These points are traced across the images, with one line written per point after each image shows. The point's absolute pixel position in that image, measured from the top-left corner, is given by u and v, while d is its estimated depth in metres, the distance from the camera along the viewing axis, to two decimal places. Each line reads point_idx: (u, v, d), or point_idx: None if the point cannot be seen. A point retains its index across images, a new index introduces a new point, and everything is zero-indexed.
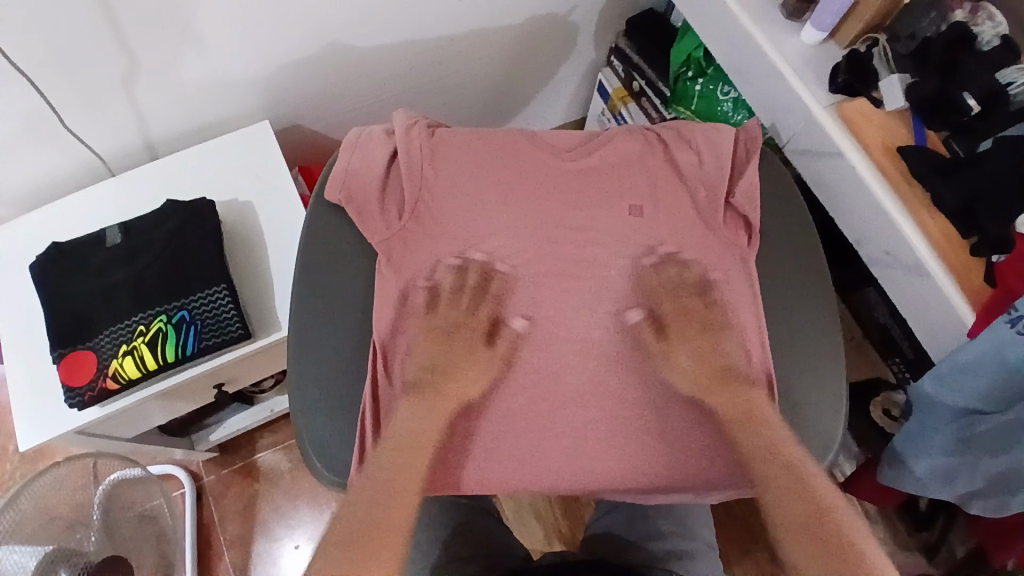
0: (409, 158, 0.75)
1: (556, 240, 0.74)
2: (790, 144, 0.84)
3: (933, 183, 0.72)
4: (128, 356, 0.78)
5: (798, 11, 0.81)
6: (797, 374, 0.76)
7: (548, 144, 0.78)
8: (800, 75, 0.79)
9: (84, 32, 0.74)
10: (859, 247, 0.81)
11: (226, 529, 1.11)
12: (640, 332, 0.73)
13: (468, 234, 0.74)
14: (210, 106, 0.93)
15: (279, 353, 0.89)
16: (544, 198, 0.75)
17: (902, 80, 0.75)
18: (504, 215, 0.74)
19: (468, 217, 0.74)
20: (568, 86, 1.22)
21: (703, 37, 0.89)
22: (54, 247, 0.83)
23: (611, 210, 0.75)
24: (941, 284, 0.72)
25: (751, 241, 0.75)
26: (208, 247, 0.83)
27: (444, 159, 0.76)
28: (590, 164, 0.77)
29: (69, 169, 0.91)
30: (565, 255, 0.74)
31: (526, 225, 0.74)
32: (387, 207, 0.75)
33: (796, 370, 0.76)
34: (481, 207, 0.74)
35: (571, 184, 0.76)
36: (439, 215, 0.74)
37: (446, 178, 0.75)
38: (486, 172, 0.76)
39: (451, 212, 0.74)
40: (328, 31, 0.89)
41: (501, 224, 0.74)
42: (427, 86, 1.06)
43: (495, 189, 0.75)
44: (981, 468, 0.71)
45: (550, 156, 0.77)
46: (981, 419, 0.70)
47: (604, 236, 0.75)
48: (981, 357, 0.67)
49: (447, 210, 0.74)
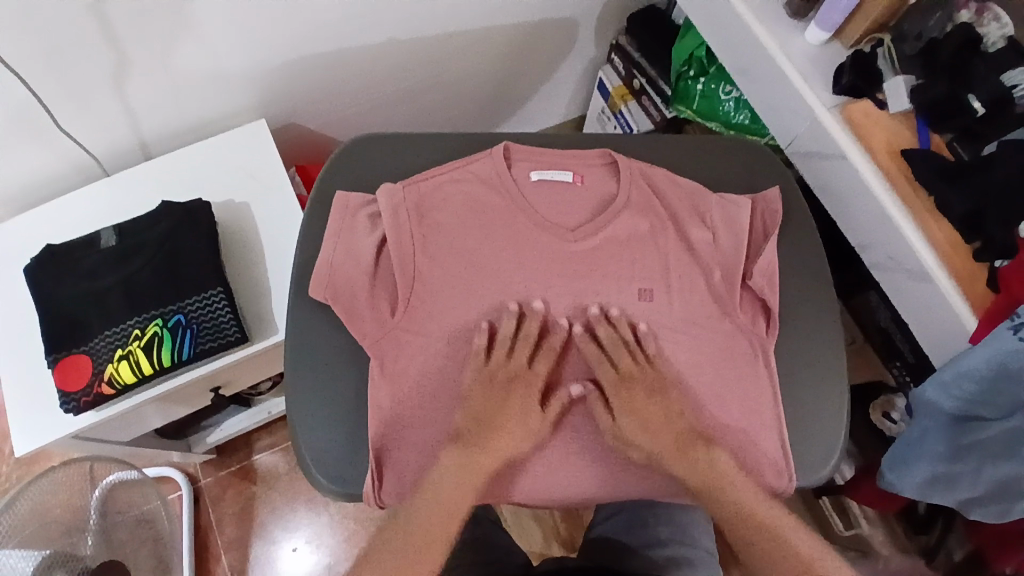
0: (397, 239, 0.73)
1: (551, 292, 0.74)
2: (793, 146, 0.83)
3: (937, 186, 0.71)
4: (124, 361, 0.77)
5: (802, 11, 0.79)
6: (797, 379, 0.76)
7: (542, 198, 0.75)
8: (804, 76, 0.78)
9: (75, 30, 0.73)
10: (862, 250, 0.80)
11: (224, 531, 1.10)
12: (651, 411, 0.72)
13: (462, 315, 0.72)
14: (205, 105, 0.91)
15: (277, 357, 0.89)
16: (540, 267, 0.74)
17: (907, 81, 0.75)
18: (500, 274, 0.73)
19: (460, 290, 0.73)
20: (568, 84, 1.20)
21: (705, 36, 0.88)
22: (49, 250, 0.81)
23: (613, 260, 0.74)
24: (944, 289, 0.71)
25: (769, 326, 0.75)
26: (203, 250, 0.82)
27: (433, 235, 0.73)
28: (584, 223, 0.75)
29: (62, 170, 0.90)
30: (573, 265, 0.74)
31: (522, 291, 0.73)
32: (375, 307, 0.72)
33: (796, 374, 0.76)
34: (477, 285, 0.73)
35: (567, 253, 0.74)
36: (432, 296, 0.72)
37: (443, 232, 0.74)
38: (478, 237, 0.74)
39: (453, 257, 0.73)
40: (323, 28, 0.88)
41: (496, 303, 0.73)
42: (427, 85, 1.05)
43: (489, 254, 0.74)
44: (983, 473, 0.71)
45: (542, 222, 0.74)
46: (984, 425, 0.70)
47: (603, 271, 0.74)
48: (985, 364, 0.66)
49: (439, 295, 0.72)
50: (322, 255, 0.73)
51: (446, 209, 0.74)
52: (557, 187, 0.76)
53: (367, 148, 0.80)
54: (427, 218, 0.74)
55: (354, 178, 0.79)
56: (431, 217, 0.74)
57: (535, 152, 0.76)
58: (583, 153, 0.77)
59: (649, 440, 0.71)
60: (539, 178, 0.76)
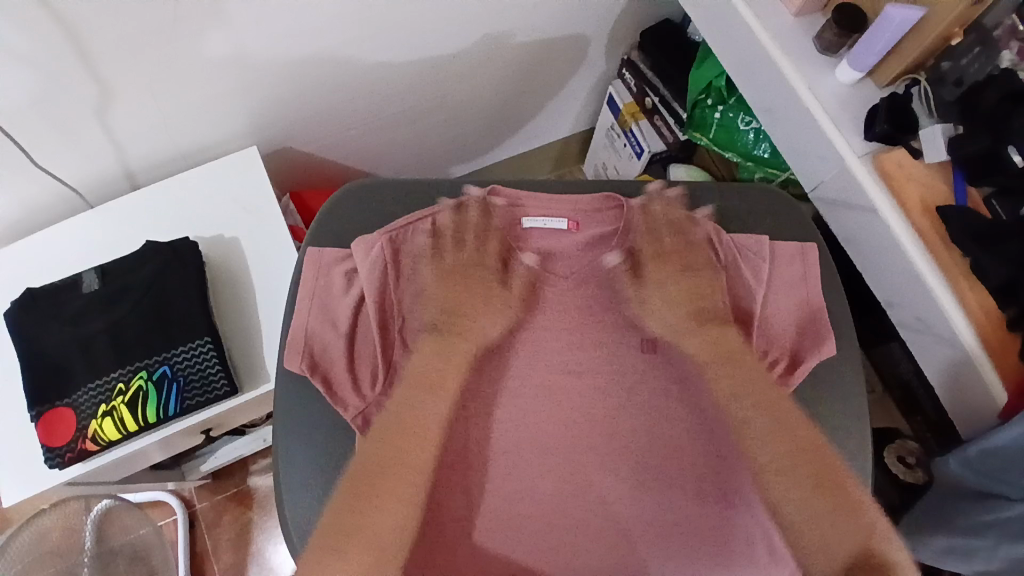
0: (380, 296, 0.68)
1: (548, 354, 0.70)
2: (817, 192, 0.77)
3: (974, 251, 0.66)
4: (107, 416, 0.73)
5: (833, 47, 0.73)
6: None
7: (536, 247, 0.71)
8: (835, 120, 0.72)
9: (43, 63, 0.67)
10: (888, 307, 0.76)
11: (220, 558, 1.09)
12: (616, 277, 0.70)
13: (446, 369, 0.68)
14: (191, 133, 0.86)
15: (268, 402, 0.85)
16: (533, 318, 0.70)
17: (945, 131, 0.69)
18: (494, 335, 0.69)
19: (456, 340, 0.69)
20: (578, 99, 1.14)
21: (727, 65, 0.81)
22: (29, 293, 0.78)
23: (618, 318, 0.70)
24: (976, 361, 0.67)
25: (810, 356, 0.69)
26: (190, 296, 0.78)
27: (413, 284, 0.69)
28: (582, 272, 0.70)
29: (42, 203, 0.85)
30: (575, 321, 0.70)
31: (513, 344, 0.70)
32: (360, 375, 0.68)
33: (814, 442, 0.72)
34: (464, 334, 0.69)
35: (563, 305, 0.70)
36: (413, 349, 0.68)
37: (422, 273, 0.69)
38: (468, 283, 0.69)
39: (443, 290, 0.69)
40: (316, 52, 0.82)
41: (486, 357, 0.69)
42: (428, 105, 0.99)
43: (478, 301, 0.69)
44: (998, 552, 0.66)
45: (536, 271, 0.70)
46: (1007, 505, 0.65)
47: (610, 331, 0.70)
48: (1014, 443, 0.62)
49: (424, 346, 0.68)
50: (298, 318, 0.69)
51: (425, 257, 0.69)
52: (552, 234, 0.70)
53: (350, 196, 0.75)
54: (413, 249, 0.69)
55: (345, 225, 0.74)
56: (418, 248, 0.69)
57: (523, 194, 0.72)
58: (581, 197, 0.71)
59: (664, 312, 0.69)
60: (533, 225, 0.70)
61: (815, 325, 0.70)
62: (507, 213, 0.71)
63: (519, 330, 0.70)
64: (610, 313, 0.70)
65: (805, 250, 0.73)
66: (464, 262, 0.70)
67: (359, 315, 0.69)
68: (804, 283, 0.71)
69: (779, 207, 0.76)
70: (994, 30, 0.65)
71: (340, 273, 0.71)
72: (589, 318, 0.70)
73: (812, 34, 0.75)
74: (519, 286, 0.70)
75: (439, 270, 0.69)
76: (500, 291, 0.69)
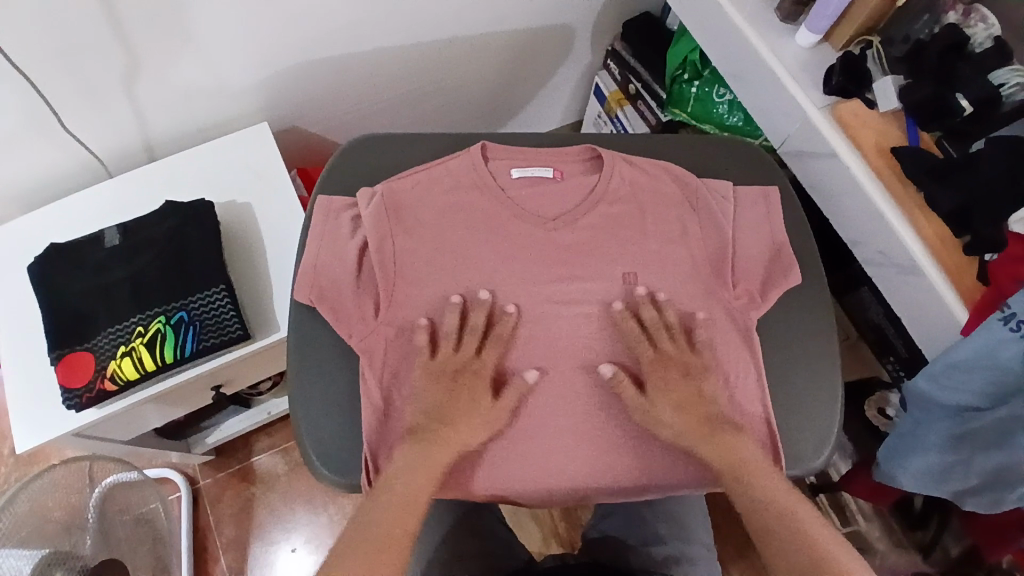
0: (378, 239, 0.74)
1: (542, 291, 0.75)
2: (785, 146, 0.85)
3: (927, 184, 0.73)
4: (127, 356, 0.78)
5: (792, 15, 0.82)
6: (790, 372, 0.78)
7: (522, 193, 0.76)
8: (796, 77, 0.80)
9: (81, 32, 0.74)
10: (854, 248, 0.82)
11: (222, 532, 1.11)
12: (665, 331, 0.74)
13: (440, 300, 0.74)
14: (209, 108, 0.93)
15: (277, 356, 0.89)
16: (527, 255, 0.76)
17: (895, 81, 0.77)
18: (494, 269, 0.75)
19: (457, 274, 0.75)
20: (565, 90, 1.23)
21: (699, 39, 0.91)
22: (53, 247, 0.83)
23: (601, 255, 0.76)
24: (935, 283, 0.73)
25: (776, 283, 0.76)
26: (207, 248, 0.83)
27: (412, 231, 0.75)
28: (565, 216, 0.76)
29: (66, 170, 0.91)
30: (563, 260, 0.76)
31: (509, 278, 0.76)
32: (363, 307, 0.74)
33: (788, 368, 0.78)
34: (462, 268, 0.75)
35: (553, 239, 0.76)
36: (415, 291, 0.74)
37: (422, 220, 0.76)
38: (466, 217, 0.76)
39: (442, 233, 0.75)
40: (326, 33, 0.90)
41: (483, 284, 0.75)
42: (428, 88, 1.08)
43: (477, 236, 0.76)
44: (975, 464, 0.72)
45: (525, 215, 0.76)
46: (977, 415, 0.71)
47: (601, 265, 0.76)
48: (974, 354, 0.68)
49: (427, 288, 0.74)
50: (308, 257, 0.75)
51: (425, 209, 0.76)
52: (539, 182, 0.77)
53: (361, 146, 0.82)
54: (413, 197, 0.76)
55: (359, 171, 0.81)
56: (418, 197, 0.76)
57: (512, 151, 0.78)
58: (568, 149, 0.79)
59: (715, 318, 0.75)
60: (521, 175, 0.77)
61: (779, 259, 0.77)
62: (496, 165, 0.78)
63: (515, 266, 0.76)
64: (596, 254, 0.76)
65: (767, 194, 0.80)
66: (461, 367, 0.73)
67: (363, 263, 0.75)
68: (768, 221, 0.79)
69: (746, 161, 0.85)
70: None
71: (346, 217, 0.77)
72: (577, 260, 0.76)
73: (774, 5, 0.84)
74: (509, 399, 0.72)
75: (434, 375, 0.72)
76: (488, 406, 0.72)
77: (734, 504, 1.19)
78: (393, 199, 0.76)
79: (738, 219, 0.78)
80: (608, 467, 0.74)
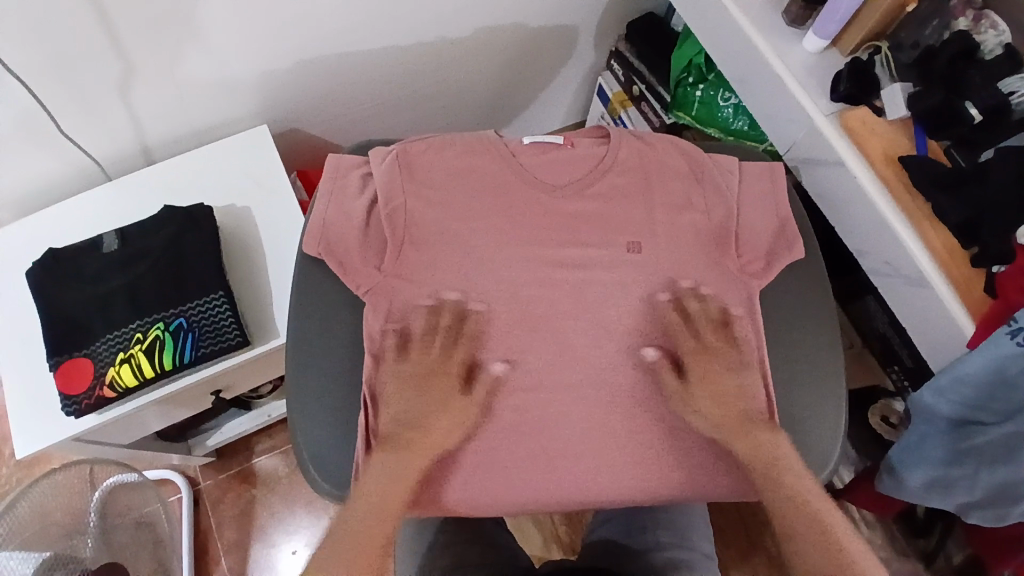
0: (387, 194, 0.76)
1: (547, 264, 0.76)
2: (791, 153, 0.84)
3: (935, 195, 0.72)
4: (126, 364, 0.77)
5: (800, 20, 0.80)
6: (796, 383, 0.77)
7: (532, 161, 0.77)
8: (802, 84, 0.79)
9: (75, 37, 0.73)
10: (860, 257, 0.81)
11: (224, 534, 1.11)
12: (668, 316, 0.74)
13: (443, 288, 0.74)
14: (207, 110, 0.92)
15: (277, 361, 0.89)
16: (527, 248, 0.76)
17: (904, 89, 0.75)
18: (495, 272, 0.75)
19: (456, 264, 0.75)
20: (568, 89, 1.22)
21: (704, 43, 0.89)
22: (50, 254, 0.82)
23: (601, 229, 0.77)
24: (942, 295, 0.72)
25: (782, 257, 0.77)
26: (206, 254, 0.83)
27: (424, 190, 0.76)
28: (563, 188, 0.77)
29: (64, 174, 0.90)
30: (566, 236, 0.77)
31: (515, 270, 0.75)
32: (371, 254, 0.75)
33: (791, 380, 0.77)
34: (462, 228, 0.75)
35: (555, 242, 0.76)
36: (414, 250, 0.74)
37: (433, 183, 0.76)
38: (468, 210, 0.76)
39: (452, 196, 0.76)
40: (326, 35, 0.89)
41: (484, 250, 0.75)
42: (430, 88, 1.06)
43: (479, 237, 0.76)
44: (981, 478, 0.72)
45: (534, 199, 0.77)
46: (982, 429, 0.71)
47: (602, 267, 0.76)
48: (985, 369, 0.67)
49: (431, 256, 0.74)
50: (317, 212, 0.77)
51: (435, 169, 0.77)
52: (548, 149, 0.78)
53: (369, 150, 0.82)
54: (426, 159, 0.77)
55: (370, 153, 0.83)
56: (430, 158, 0.77)
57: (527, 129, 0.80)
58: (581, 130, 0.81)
59: (713, 323, 0.75)
60: (532, 140, 0.78)
61: (784, 234, 0.78)
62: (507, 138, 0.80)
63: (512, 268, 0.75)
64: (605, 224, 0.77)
65: (773, 170, 0.81)
66: (429, 368, 0.73)
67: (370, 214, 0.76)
68: (774, 198, 0.79)
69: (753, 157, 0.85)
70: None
71: (356, 173, 0.78)
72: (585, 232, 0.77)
73: (780, 9, 0.83)
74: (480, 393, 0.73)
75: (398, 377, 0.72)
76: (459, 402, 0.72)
77: (736, 507, 1.19)
78: (409, 159, 0.77)
79: (741, 195, 0.78)
80: (611, 480, 0.74)
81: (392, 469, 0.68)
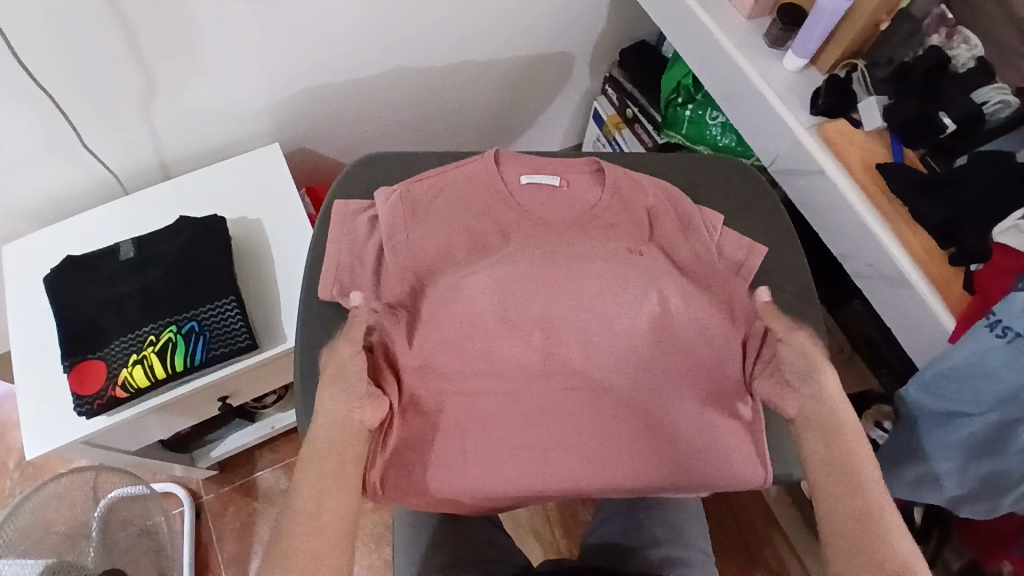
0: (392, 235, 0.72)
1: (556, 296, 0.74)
2: (775, 164, 0.88)
3: (912, 198, 0.76)
4: (138, 364, 0.80)
5: (780, 41, 0.86)
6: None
7: (537, 205, 0.73)
8: (783, 99, 0.84)
9: (102, 54, 0.78)
10: (845, 262, 0.85)
11: (223, 548, 1.11)
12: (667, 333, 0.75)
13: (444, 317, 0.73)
14: (222, 128, 0.97)
15: (283, 367, 0.92)
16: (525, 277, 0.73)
17: (879, 102, 0.80)
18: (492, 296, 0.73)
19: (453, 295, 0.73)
20: (565, 113, 1.29)
21: (691, 64, 0.95)
22: (69, 260, 0.85)
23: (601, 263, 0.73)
24: (922, 293, 0.75)
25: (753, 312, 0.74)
26: (218, 261, 0.86)
27: (425, 226, 0.73)
28: (567, 225, 0.73)
29: (83, 187, 0.94)
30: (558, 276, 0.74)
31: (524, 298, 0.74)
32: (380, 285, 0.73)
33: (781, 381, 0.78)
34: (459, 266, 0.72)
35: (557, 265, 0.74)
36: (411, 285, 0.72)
37: (434, 225, 0.73)
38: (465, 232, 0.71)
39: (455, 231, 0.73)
40: (337, 58, 0.94)
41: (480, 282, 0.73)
42: (434, 111, 1.12)
43: (485, 272, 0.73)
44: (970, 471, 0.74)
45: (539, 233, 0.74)
46: (967, 422, 0.73)
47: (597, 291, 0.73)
48: (965, 362, 0.70)
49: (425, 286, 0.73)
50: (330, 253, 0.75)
51: (440, 203, 0.73)
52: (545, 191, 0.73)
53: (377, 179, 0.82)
54: (428, 198, 0.73)
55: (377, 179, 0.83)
56: (433, 197, 0.73)
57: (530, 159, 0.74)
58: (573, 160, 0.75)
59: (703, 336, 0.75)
60: (529, 180, 0.73)
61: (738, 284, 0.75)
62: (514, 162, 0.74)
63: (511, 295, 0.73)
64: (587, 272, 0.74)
65: (751, 248, 0.76)
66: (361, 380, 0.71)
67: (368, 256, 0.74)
68: (740, 256, 0.75)
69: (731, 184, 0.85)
70: (926, 19, 0.82)
71: (363, 219, 0.76)
72: (566, 275, 0.74)
73: (761, 31, 0.89)
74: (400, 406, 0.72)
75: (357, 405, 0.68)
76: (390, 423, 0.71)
77: (734, 520, 1.20)
78: (412, 200, 0.73)
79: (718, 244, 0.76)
80: (610, 468, 0.75)
81: (314, 470, 0.63)
